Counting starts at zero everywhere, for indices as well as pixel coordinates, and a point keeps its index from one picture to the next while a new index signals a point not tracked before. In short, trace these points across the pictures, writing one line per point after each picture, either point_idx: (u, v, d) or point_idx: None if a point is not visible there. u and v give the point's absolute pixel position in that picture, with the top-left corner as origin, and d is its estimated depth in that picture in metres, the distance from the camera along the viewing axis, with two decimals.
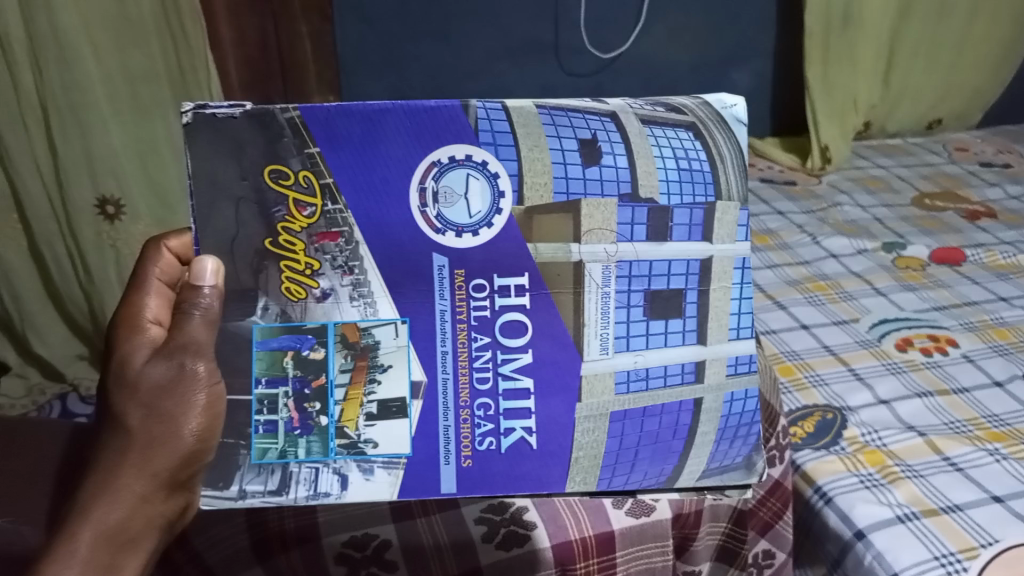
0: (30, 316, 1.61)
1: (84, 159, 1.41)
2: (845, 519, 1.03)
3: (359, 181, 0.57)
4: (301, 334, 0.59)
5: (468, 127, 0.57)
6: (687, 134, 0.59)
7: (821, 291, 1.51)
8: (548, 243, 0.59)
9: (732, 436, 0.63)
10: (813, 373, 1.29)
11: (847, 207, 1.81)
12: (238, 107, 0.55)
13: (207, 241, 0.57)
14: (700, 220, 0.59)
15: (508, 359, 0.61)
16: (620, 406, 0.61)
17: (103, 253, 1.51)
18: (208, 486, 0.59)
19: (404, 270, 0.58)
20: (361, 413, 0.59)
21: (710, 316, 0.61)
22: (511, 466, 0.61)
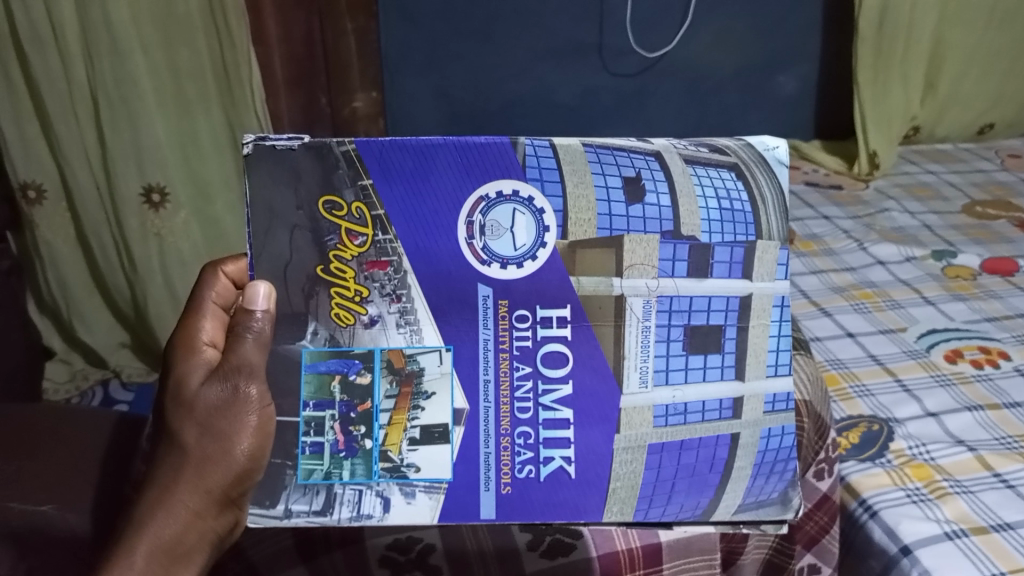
0: (75, 304, 1.65)
1: (133, 150, 1.44)
2: (891, 533, 1.00)
3: (410, 212, 0.58)
4: (348, 359, 0.59)
5: (516, 164, 0.58)
6: (729, 174, 0.60)
7: (866, 298, 1.48)
8: (590, 276, 0.59)
9: (767, 472, 0.62)
10: (859, 383, 1.26)
11: (895, 213, 1.77)
12: (297, 139, 0.57)
13: (263, 267, 0.58)
14: (741, 257, 0.60)
15: (549, 389, 0.60)
16: (657, 438, 0.60)
17: (147, 243, 1.53)
18: (255, 503, 0.58)
19: (450, 298, 0.59)
20: (405, 437, 0.59)
21: (748, 352, 0.61)
22: (549, 494, 0.59)
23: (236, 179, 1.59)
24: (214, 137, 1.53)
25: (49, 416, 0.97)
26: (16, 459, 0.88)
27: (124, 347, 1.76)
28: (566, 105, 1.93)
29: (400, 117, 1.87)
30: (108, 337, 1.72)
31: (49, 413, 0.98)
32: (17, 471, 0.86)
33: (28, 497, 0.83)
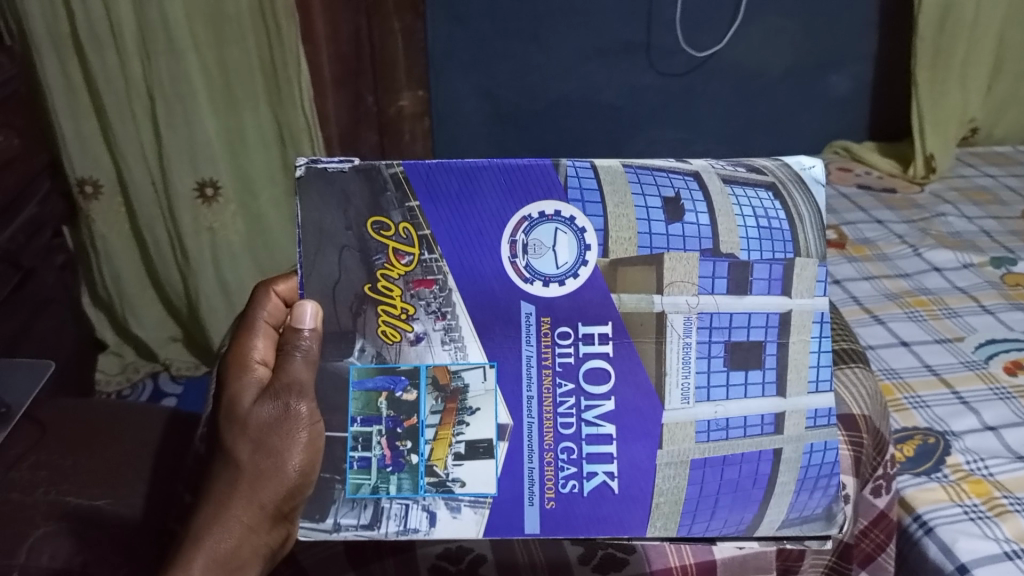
0: (128, 298, 1.69)
1: (188, 148, 1.47)
2: (947, 552, 0.97)
3: (456, 232, 0.58)
4: (394, 375, 0.59)
5: (558, 185, 0.58)
6: (767, 194, 0.59)
7: (921, 306, 1.44)
8: (631, 294, 0.59)
9: (811, 485, 0.60)
10: (914, 395, 1.22)
11: (952, 218, 1.72)
12: (348, 162, 0.58)
13: (312, 286, 0.59)
14: (780, 274, 0.59)
15: (591, 405, 0.59)
16: (700, 453, 0.59)
17: (200, 237, 1.56)
18: (305, 518, 0.58)
19: (494, 316, 0.58)
20: (450, 452, 0.58)
21: (789, 367, 0.60)
22: (593, 509, 0.58)
23: (281, 173, 1.60)
24: (260, 133, 1.54)
25: (103, 412, 0.99)
26: (73, 455, 0.91)
27: (174, 341, 1.79)
28: (612, 105, 1.91)
29: (445, 112, 1.86)
30: (159, 331, 1.76)
31: (104, 410, 1.00)
32: (73, 466, 0.89)
33: (83, 493, 0.85)
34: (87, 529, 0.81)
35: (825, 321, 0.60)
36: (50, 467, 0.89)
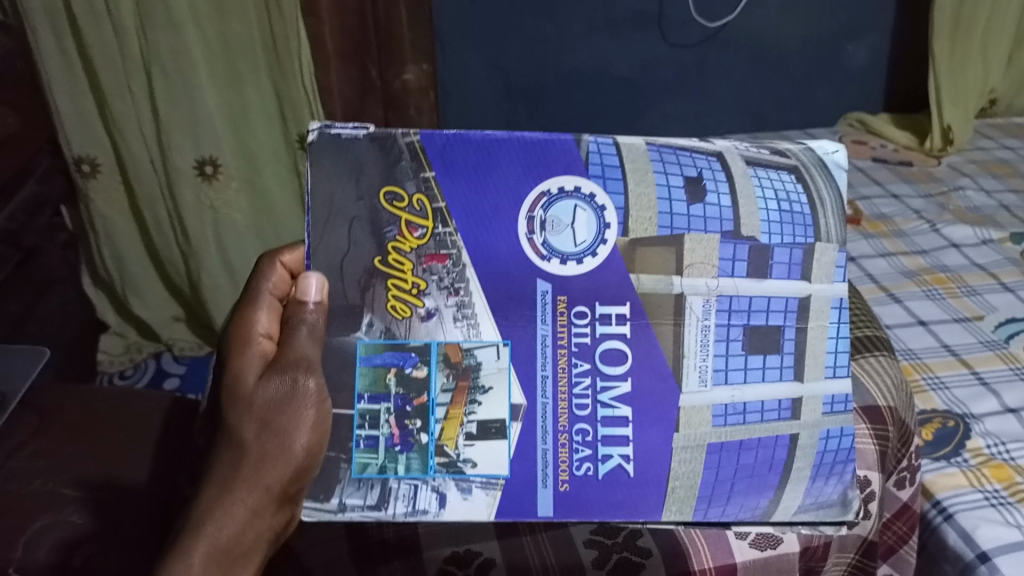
0: (130, 278, 1.66)
1: (189, 124, 1.43)
2: (967, 538, 0.95)
3: (471, 208, 0.55)
4: (405, 352, 0.56)
5: (578, 161, 0.55)
6: (789, 176, 0.57)
7: (940, 284, 1.40)
8: (651, 275, 0.56)
9: (827, 473, 0.57)
10: (933, 376, 1.19)
11: (970, 192, 1.67)
12: (363, 129, 0.55)
13: (319, 259, 0.55)
14: (800, 259, 0.56)
15: (607, 386, 0.56)
16: (716, 438, 0.56)
17: (202, 216, 1.53)
18: (309, 497, 0.54)
19: (508, 295, 0.55)
20: (461, 432, 0.55)
21: (806, 353, 0.57)
22: (607, 493, 0.55)
23: (285, 149, 1.57)
24: (263, 109, 1.51)
25: (104, 399, 0.97)
26: (73, 443, 0.89)
27: (177, 321, 1.77)
28: (622, 78, 1.85)
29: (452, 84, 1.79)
30: (161, 311, 1.74)
31: (104, 397, 0.97)
32: (74, 455, 0.87)
33: (85, 483, 0.83)
34: (90, 518, 0.79)
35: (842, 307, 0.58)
36: (49, 455, 0.86)
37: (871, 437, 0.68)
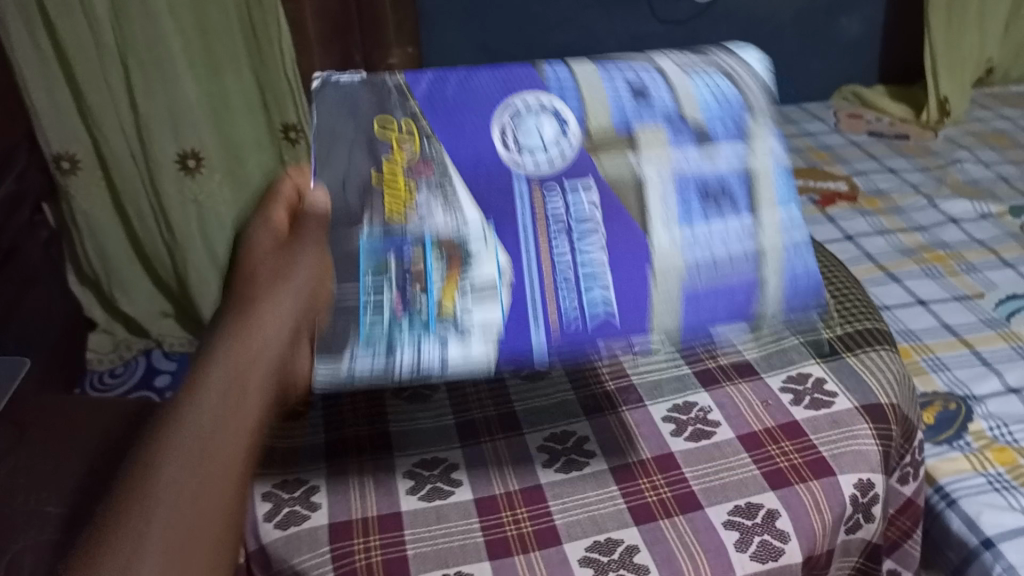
0: (116, 273, 1.62)
1: (168, 114, 1.39)
2: (971, 525, 0.93)
3: (453, 122, 0.60)
4: (399, 238, 0.56)
5: (540, 81, 0.61)
6: (718, 76, 0.62)
7: (939, 262, 1.37)
8: (611, 157, 0.58)
9: (795, 291, 0.58)
10: (933, 357, 1.17)
11: (968, 164, 1.65)
12: (357, 74, 0.63)
13: (322, 175, 0.57)
14: (738, 134, 0.59)
15: (579, 241, 0.57)
16: (688, 283, 0.56)
17: (185, 209, 1.49)
18: (319, 356, 0.52)
19: (492, 186, 0.58)
20: (458, 292, 0.55)
21: (759, 191, 0.58)
22: (597, 326, 0.55)
23: (269, 138, 1.50)
24: (245, 99, 1.45)
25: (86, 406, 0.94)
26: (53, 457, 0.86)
27: (166, 317, 1.72)
28: (614, 55, 1.80)
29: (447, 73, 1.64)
30: (148, 306, 1.69)
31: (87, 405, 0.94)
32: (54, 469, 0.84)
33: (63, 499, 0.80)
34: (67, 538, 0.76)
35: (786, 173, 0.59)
36: (27, 471, 0.84)
37: (878, 441, 0.62)
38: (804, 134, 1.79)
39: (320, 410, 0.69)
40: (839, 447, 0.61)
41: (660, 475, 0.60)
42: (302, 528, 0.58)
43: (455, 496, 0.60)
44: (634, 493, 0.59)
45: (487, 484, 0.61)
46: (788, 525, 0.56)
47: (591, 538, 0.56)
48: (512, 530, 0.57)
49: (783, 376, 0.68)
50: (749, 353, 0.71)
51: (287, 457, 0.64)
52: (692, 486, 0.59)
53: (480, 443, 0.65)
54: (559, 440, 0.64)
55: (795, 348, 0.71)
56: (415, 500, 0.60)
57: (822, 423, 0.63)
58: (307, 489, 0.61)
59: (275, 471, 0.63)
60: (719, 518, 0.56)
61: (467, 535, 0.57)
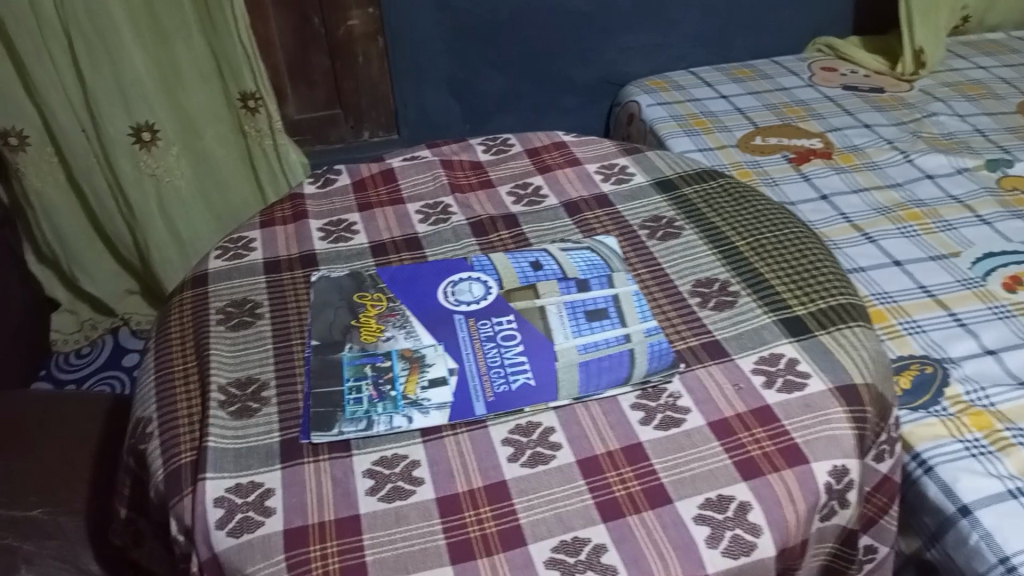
0: (75, 255, 1.52)
1: (117, 88, 1.28)
2: (948, 492, 0.92)
3: (411, 292, 0.73)
4: (375, 355, 0.68)
5: (464, 261, 0.77)
6: (588, 244, 0.78)
7: (914, 220, 1.34)
8: (522, 301, 0.72)
9: (661, 356, 0.66)
10: (909, 319, 1.15)
11: (944, 117, 1.58)
12: (341, 236, 0.82)
13: (315, 329, 0.70)
14: (606, 283, 0.73)
15: (501, 337, 0.69)
16: (582, 358, 0.66)
17: (143, 186, 1.39)
18: (314, 428, 0.61)
19: (434, 324, 0.70)
20: (419, 382, 0.65)
21: (624, 303, 0.71)
22: (528, 396, 0.63)
23: (227, 110, 1.40)
24: (197, 68, 1.33)
25: (40, 400, 0.93)
26: (5, 459, 0.85)
27: (132, 295, 1.66)
28: None
29: (402, 32, 1.41)
30: (113, 285, 1.61)
31: (42, 398, 0.93)
32: (6, 471, 0.83)
33: (16, 504, 0.80)
34: (22, 545, 0.76)
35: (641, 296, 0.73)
36: None
37: (852, 423, 0.60)
38: (776, 89, 1.65)
39: (275, 407, 0.64)
40: (811, 432, 0.59)
41: (628, 467, 0.58)
42: (256, 535, 0.55)
43: (416, 496, 0.57)
44: (600, 487, 0.57)
45: (450, 481, 0.58)
46: (761, 518, 0.54)
47: (557, 537, 0.53)
48: (474, 531, 0.54)
49: (754, 358, 0.65)
50: (720, 333, 0.68)
51: (239, 460, 0.59)
52: (662, 479, 0.57)
53: (442, 437, 0.61)
54: (525, 432, 0.61)
55: (767, 326, 0.68)
56: (374, 501, 0.57)
57: (794, 407, 0.61)
58: (262, 493, 0.57)
59: (225, 475, 0.58)
60: (690, 513, 0.54)
61: (428, 537, 0.54)
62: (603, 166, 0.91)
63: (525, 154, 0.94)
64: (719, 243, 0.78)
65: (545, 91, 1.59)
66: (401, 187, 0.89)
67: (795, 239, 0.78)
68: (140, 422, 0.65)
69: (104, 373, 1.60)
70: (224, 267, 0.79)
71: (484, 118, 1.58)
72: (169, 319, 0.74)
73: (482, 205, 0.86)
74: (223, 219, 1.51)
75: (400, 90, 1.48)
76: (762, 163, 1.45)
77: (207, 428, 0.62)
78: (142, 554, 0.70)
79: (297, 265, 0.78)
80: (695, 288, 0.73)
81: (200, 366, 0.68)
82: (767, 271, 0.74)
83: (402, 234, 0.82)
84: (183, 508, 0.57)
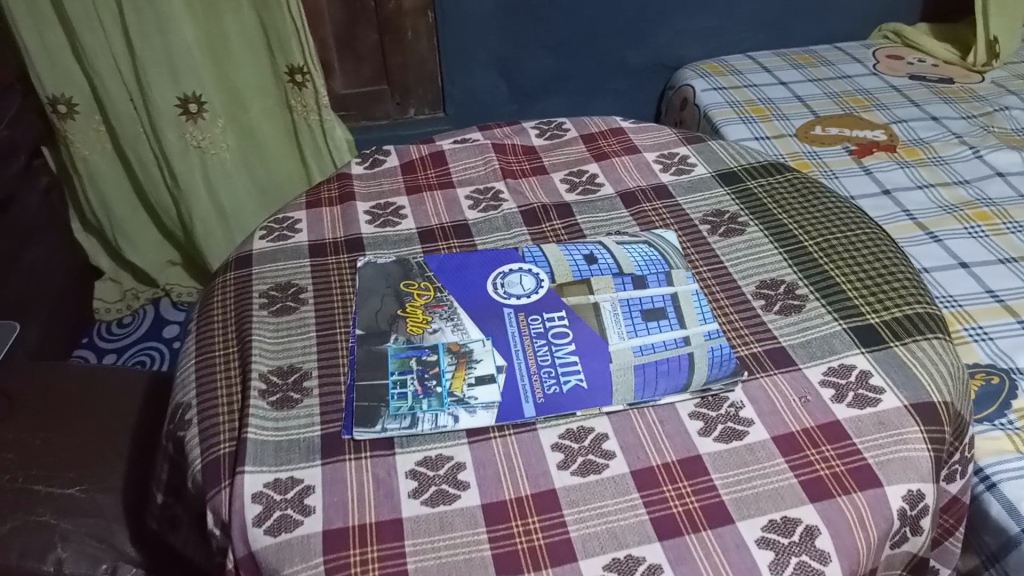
0: (120, 224, 1.52)
1: (165, 59, 1.26)
2: (1012, 510, 0.85)
3: (460, 282, 0.71)
4: (421, 348, 0.65)
5: (515, 252, 0.73)
6: (645, 240, 0.74)
7: (982, 220, 1.23)
8: (575, 295, 0.68)
9: (721, 363, 0.62)
10: (975, 325, 1.06)
11: (1016, 111, 1.45)
12: (384, 220, 0.79)
13: (360, 317, 0.68)
14: (664, 280, 0.70)
15: (553, 334, 0.65)
16: (638, 361, 0.63)
17: (188, 157, 1.37)
18: (357, 424, 0.59)
19: (483, 317, 0.67)
20: (466, 379, 0.62)
21: (683, 304, 0.68)
22: (579, 399, 0.60)
23: (274, 84, 1.37)
24: (245, 40, 1.31)
25: (79, 373, 0.92)
26: (44, 433, 0.84)
27: (174, 265, 1.65)
28: None
29: (452, 8, 1.36)
30: (156, 256, 1.61)
31: (82, 372, 0.92)
32: (43, 446, 0.82)
33: (53, 479, 0.79)
34: (58, 523, 0.76)
35: (702, 296, 0.69)
36: (20, 448, 0.82)
37: (929, 446, 0.56)
38: (838, 77, 1.56)
39: (316, 399, 0.61)
40: (885, 453, 0.55)
41: (686, 481, 0.54)
42: (295, 535, 0.53)
43: (461, 501, 0.54)
44: (656, 502, 0.53)
45: (496, 486, 0.55)
46: (828, 544, 0.51)
47: (609, 555, 0.51)
48: (522, 543, 0.52)
49: (823, 368, 0.61)
50: (786, 339, 0.64)
51: (279, 454, 0.57)
52: (723, 496, 0.53)
53: (489, 439, 0.59)
54: (576, 437, 0.58)
55: (837, 335, 0.64)
56: (417, 504, 0.54)
57: (866, 424, 0.57)
58: (302, 490, 0.55)
59: (265, 469, 0.56)
60: (752, 536, 0.51)
61: (473, 547, 0.51)
62: (662, 155, 0.87)
63: (581, 140, 0.90)
64: (786, 242, 0.73)
65: (596, 72, 1.54)
66: (451, 171, 0.85)
67: (868, 241, 0.73)
68: (179, 408, 0.63)
69: (145, 342, 1.61)
70: (268, 248, 0.76)
71: (532, 98, 1.54)
72: (211, 301, 0.72)
73: (535, 192, 0.82)
74: (267, 195, 1.50)
75: (447, 67, 1.44)
76: (821, 154, 1.36)
77: (247, 418, 0.59)
78: (178, 539, 0.69)
79: (342, 250, 0.76)
80: (759, 290, 0.69)
81: (241, 352, 0.66)
82: (837, 274, 0.70)
83: (451, 220, 0.79)
84: (219, 501, 0.56)
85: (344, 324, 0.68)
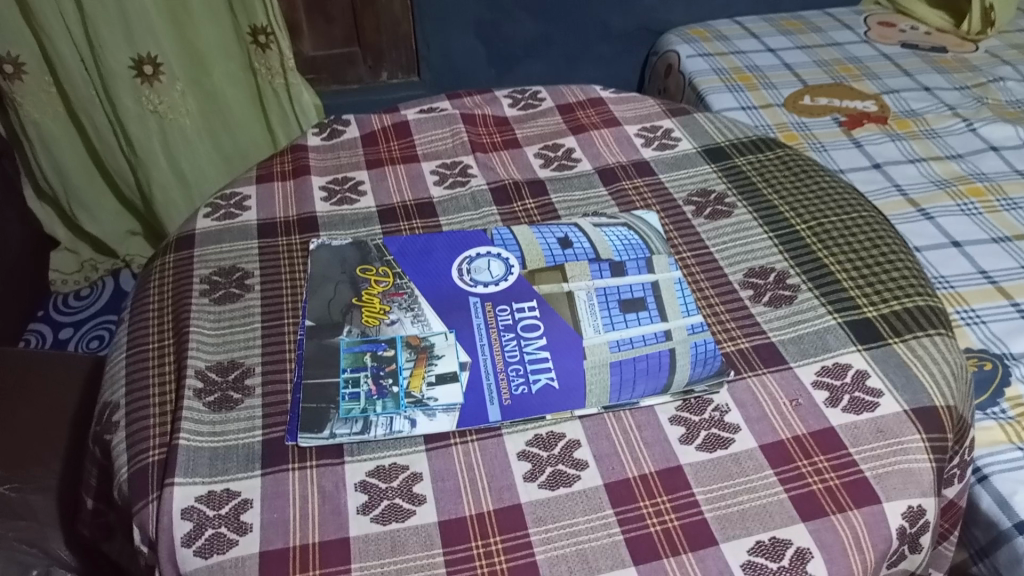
0: (75, 192, 1.43)
1: (118, 14, 1.16)
2: (1004, 506, 0.77)
3: (422, 268, 0.64)
4: (377, 342, 0.59)
5: (484, 236, 0.67)
6: (624, 223, 0.68)
7: (976, 196, 1.17)
8: (547, 284, 0.63)
9: (704, 362, 0.56)
10: (967, 308, 0.99)
11: (1011, 82, 1.39)
12: (339, 200, 0.72)
13: (311, 307, 0.61)
14: (644, 267, 0.64)
15: (523, 326, 0.60)
16: (614, 358, 0.57)
17: (145, 121, 1.28)
18: (302, 429, 0.53)
19: (447, 307, 0.61)
20: (426, 378, 0.56)
21: (665, 294, 0.62)
22: (549, 402, 0.55)
23: (237, 45, 1.28)
24: None
25: (22, 358, 0.85)
26: None
27: (135, 236, 1.57)
28: None
29: None
30: (115, 226, 1.52)
31: (23, 358, 0.85)
32: None
33: None
34: None
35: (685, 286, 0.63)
36: None
37: (930, 456, 0.51)
38: (830, 43, 1.49)
39: (259, 400, 0.55)
40: (883, 465, 0.50)
41: (665, 496, 0.49)
42: (228, 558, 0.47)
43: (416, 518, 0.49)
44: (632, 520, 0.48)
45: (456, 500, 0.50)
46: (821, 570, 0.46)
47: None
48: (483, 568, 0.46)
49: (816, 368, 0.56)
50: (776, 334, 0.59)
51: (214, 463, 0.51)
52: (705, 514, 0.48)
53: (450, 446, 0.53)
54: (545, 445, 0.53)
55: (831, 330, 0.59)
56: (366, 522, 0.49)
57: (864, 432, 0.52)
58: (238, 505, 0.49)
59: (198, 481, 0.50)
60: (737, 560, 0.46)
61: (428, 572, 0.46)
62: (644, 128, 0.80)
63: (557, 111, 0.83)
64: (777, 226, 0.68)
65: (580, 36, 1.46)
66: (416, 143, 0.79)
67: (866, 225, 0.68)
68: (107, 408, 0.57)
69: (103, 317, 1.53)
70: (213, 228, 0.70)
71: (510, 63, 1.47)
72: (149, 288, 0.66)
73: (506, 168, 0.76)
74: (231, 162, 1.42)
75: (422, 28, 1.36)
76: (811, 126, 1.30)
77: (180, 421, 0.53)
78: (113, 545, 0.63)
79: (294, 230, 0.69)
80: (747, 279, 0.63)
81: (178, 346, 0.59)
82: (831, 261, 0.64)
83: (414, 198, 0.73)
84: (147, 516, 0.50)
85: (293, 314, 0.62)
